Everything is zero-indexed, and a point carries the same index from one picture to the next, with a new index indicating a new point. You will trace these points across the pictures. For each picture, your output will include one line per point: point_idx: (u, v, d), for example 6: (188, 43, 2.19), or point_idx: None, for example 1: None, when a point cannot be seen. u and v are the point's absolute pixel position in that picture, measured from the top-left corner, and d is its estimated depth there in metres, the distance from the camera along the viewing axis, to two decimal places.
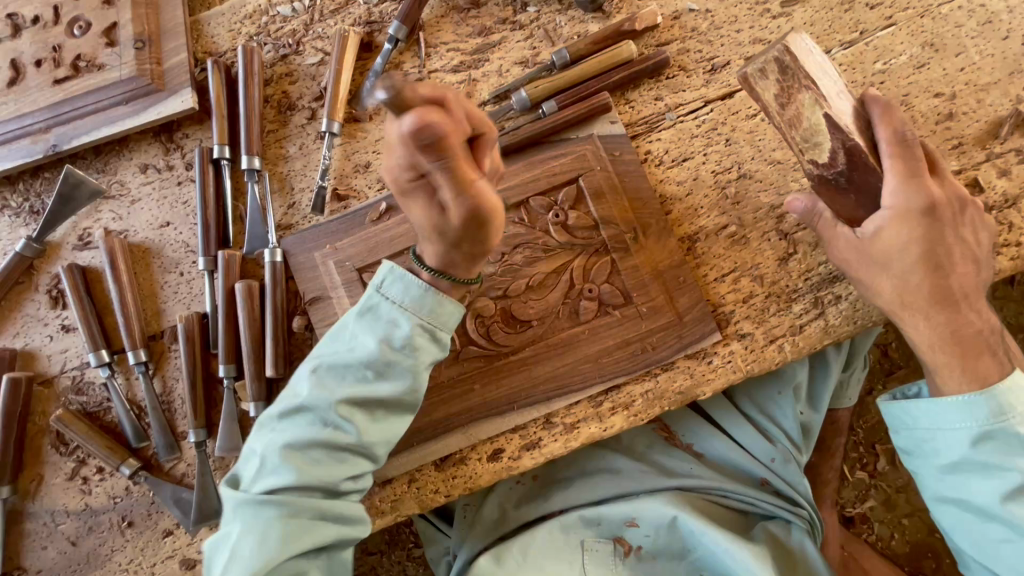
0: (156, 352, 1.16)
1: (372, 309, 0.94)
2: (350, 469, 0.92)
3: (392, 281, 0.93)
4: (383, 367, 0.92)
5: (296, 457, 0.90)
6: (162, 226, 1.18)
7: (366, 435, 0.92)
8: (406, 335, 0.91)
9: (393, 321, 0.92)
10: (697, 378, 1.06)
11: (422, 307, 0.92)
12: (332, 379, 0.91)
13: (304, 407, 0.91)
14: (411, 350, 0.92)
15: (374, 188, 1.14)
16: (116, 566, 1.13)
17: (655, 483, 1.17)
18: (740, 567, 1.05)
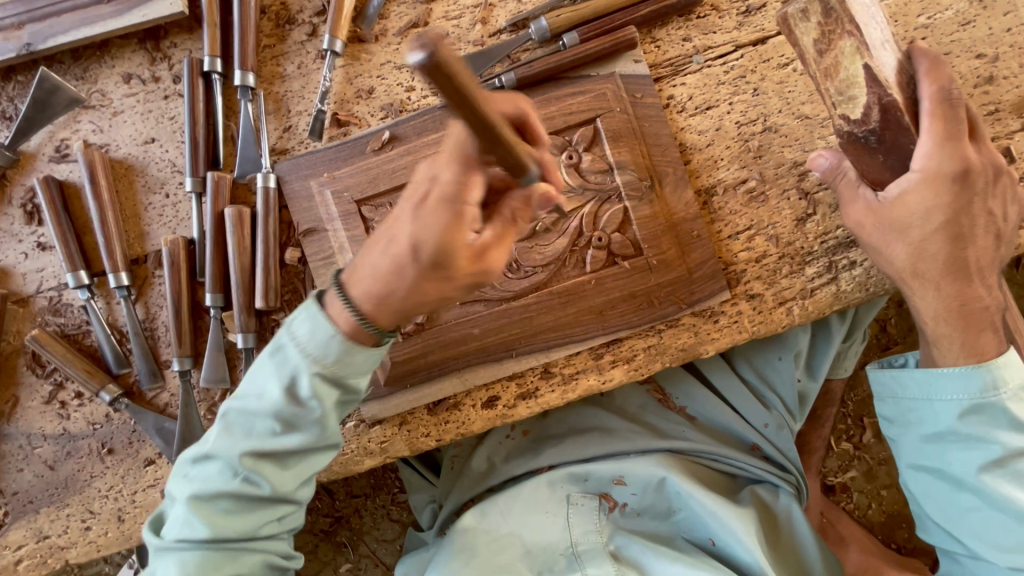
0: (139, 276, 1.10)
1: (281, 351, 0.83)
2: (267, 518, 0.85)
3: (298, 320, 0.82)
4: (291, 417, 0.83)
5: (204, 510, 0.83)
6: (146, 142, 1.10)
7: (278, 485, 0.84)
8: (313, 383, 0.82)
9: (297, 367, 0.82)
10: (701, 337, 1.04)
11: (327, 353, 0.81)
12: (239, 428, 0.83)
13: (214, 457, 0.83)
14: (320, 399, 0.82)
15: (377, 115, 1.07)
16: (95, 492, 1.11)
17: (646, 443, 1.14)
18: (725, 530, 1.05)
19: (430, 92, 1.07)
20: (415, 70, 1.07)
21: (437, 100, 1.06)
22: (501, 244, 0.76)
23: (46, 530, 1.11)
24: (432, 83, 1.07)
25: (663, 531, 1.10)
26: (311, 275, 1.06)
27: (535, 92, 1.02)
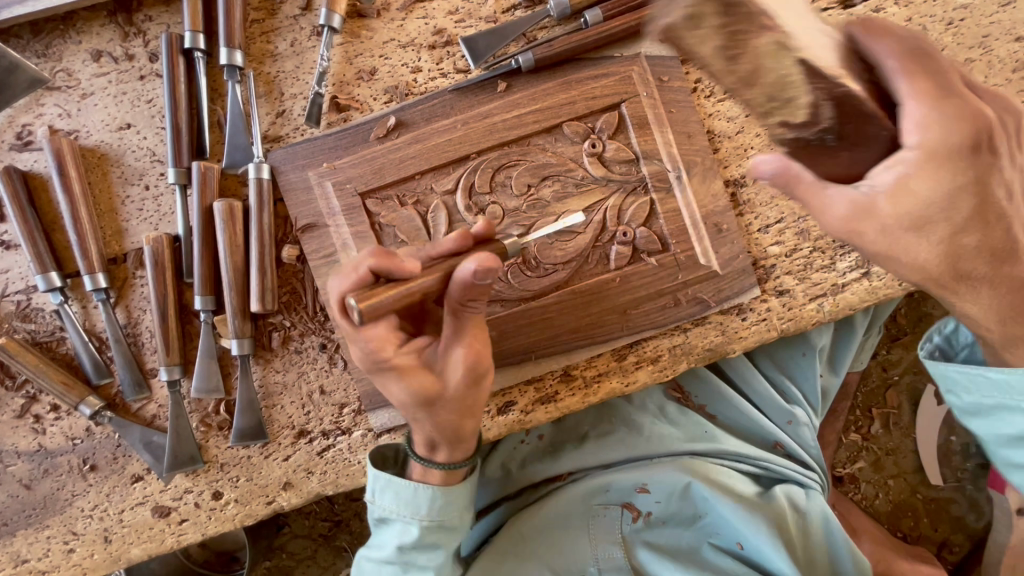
0: (118, 278, 1.00)
1: (382, 514, 0.92)
2: None
3: (374, 484, 0.91)
4: (407, 565, 0.91)
5: None
6: (121, 128, 0.99)
7: None
8: (415, 538, 0.89)
9: (403, 526, 0.90)
10: (729, 336, 0.99)
11: (421, 506, 0.88)
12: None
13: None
14: (427, 547, 0.90)
15: (380, 99, 0.98)
16: (78, 512, 1.02)
17: (668, 446, 1.10)
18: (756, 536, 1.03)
19: (439, 73, 0.98)
20: (422, 50, 0.98)
21: (446, 82, 0.98)
22: (462, 342, 0.76)
23: (24, 554, 1.02)
24: (441, 64, 0.98)
25: (688, 539, 1.07)
26: (311, 274, 0.98)
27: (554, 74, 0.95)
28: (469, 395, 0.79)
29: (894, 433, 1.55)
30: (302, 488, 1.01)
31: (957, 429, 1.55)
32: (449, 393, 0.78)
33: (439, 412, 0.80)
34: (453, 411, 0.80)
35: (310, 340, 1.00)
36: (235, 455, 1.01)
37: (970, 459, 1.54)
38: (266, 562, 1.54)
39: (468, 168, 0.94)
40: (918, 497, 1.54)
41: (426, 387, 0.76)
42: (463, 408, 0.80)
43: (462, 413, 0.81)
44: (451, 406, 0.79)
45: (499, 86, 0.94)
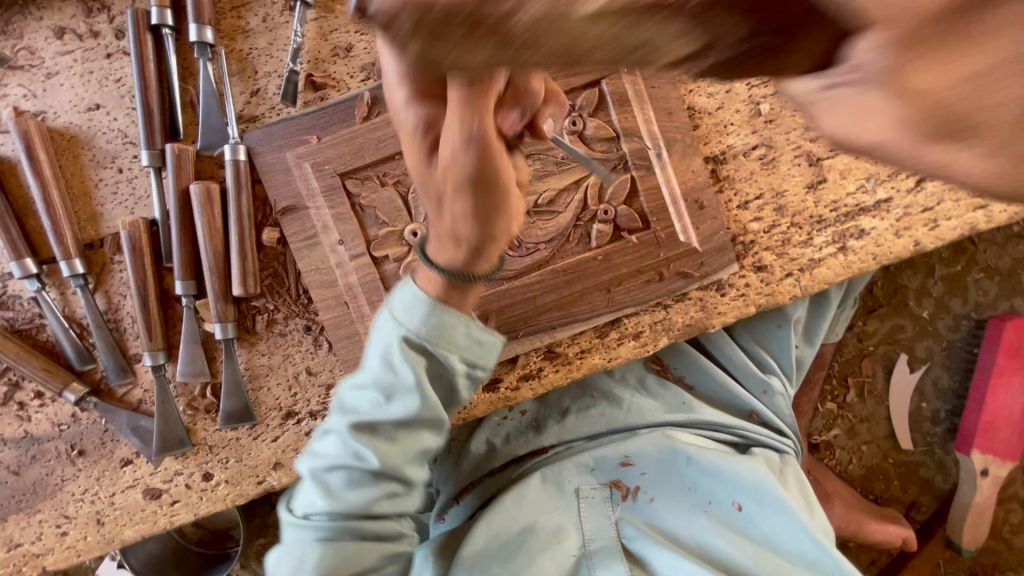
0: (96, 264, 0.98)
1: (376, 327, 0.81)
2: (382, 492, 0.81)
3: (394, 297, 0.79)
4: (389, 388, 0.78)
5: (328, 484, 0.81)
6: (90, 108, 0.96)
7: (388, 458, 0.80)
8: (398, 348, 0.77)
9: (390, 344, 0.78)
10: (709, 311, 1.01)
11: (416, 313, 0.76)
12: (347, 401, 0.82)
13: (306, 466, 0.84)
14: (409, 359, 0.77)
15: (357, 77, 0.96)
16: (69, 496, 1.03)
17: (646, 418, 1.14)
18: (742, 488, 1.07)
19: None
20: None
21: None
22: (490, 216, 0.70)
23: (17, 538, 1.03)
24: None
25: (686, 512, 1.09)
26: (293, 257, 0.98)
27: None
28: (479, 203, 0.66)
29: (869, 401, 1.60)
30: (292, 467, 1.02)
31: (929, 396, 1.61)
32: (463, 224, 0.68)
33: (426, 161, 0.65)
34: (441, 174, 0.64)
35: (295, 322, 1.00)
36: (223, 437, 1.02)
37: (939, 423, 1.61)
38: (261, 539, 1.57)
39: None
40: (889, 461, 1.61)
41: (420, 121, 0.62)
42: (447, 188, 0.64)
43: (455, 188, 0.64)
44: (458, 203, 0.66)
45: None
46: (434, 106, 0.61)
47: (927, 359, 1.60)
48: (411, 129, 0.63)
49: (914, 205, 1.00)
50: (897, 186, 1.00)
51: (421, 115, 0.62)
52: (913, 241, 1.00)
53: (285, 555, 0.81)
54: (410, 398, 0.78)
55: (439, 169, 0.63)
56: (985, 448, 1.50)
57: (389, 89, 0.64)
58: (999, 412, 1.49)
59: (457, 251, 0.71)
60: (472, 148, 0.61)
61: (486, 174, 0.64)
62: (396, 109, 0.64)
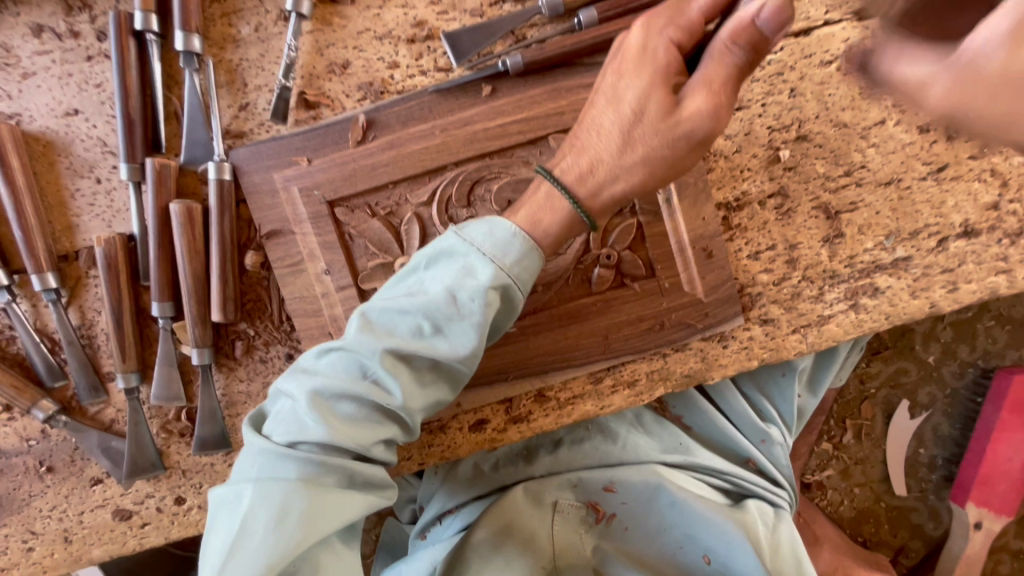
0: (70, 277, 0.94)
1: (444, 251, 0.76)
2: (384, 433, 0.77)
3: (472, 223, 0.76)
4: (442, 320, 0.74)
5: (327, 409, 0.74)
6: (68, 113, 0.90)
7: (411, 400, 0.76)
8: (478, 288, 0.73)
9: (468, 266, 0.74)
10: (709, 362, 0.97)
11: (507, 254, 0.74)
12: (383, 324, 0.75)
13: (305, 386, 0.75)
14: (479, 305, 0.73)
15: (353, 96, 0.90)
16: (36, 511, 1.00)
17: (639, 454, 1.09)
18: (722, 543, 1.01)
19: (417, 70, 0.90)
20: (400, 43, 0.90)
21: (426, 82, 0.90)
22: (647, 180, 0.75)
23: None
24: (420, 60, 0.90)
25: (655, 550, 1.05)
26: (276, 282, 0.93)
27: (543, 80, 0.87)
28: (679, 160, 0.73)
29: (865, 442, 1.57)
30: None
31: (927, 441, 1.57)
32: (647, 166, 0.73)
33: (627, 113, 0.71)
34: (638, 130, 0.71)
35: (276, 349, 0.96)
36: (198, 462, 0.99)
37: (936, 470, 1.57)
38: None
39: (446, 179, 0.88)
40: (881, 504, 1.58)
41: (639, 86, 0.70)
42: (642, 144, 0.71)
43: (646, 142, 0.71)
44: (648, 151, 0.72)
45: (483, 90, 0.87)
46: (717, 77, 0.67)
47: (929, 404, 1.55)
48: (626, 97, 0.71)
49: (934, 265, 0.95)
50: (918, 245, 0.95)
51: (675, 59, 0.69)
52: (929, 303, 0.96)
53: (264, 497, 0.72)
54: (465, 338, 0.74)
55: (674, 116, 0.69)
56: (978, 501, 1.46)
57: (637, 53, 0.70)
58: (999, 465, 1.43)
59: (615, 182, 0.74)
60: (714, 115, 0.69)
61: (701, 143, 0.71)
62: (617, 75, 0.72)
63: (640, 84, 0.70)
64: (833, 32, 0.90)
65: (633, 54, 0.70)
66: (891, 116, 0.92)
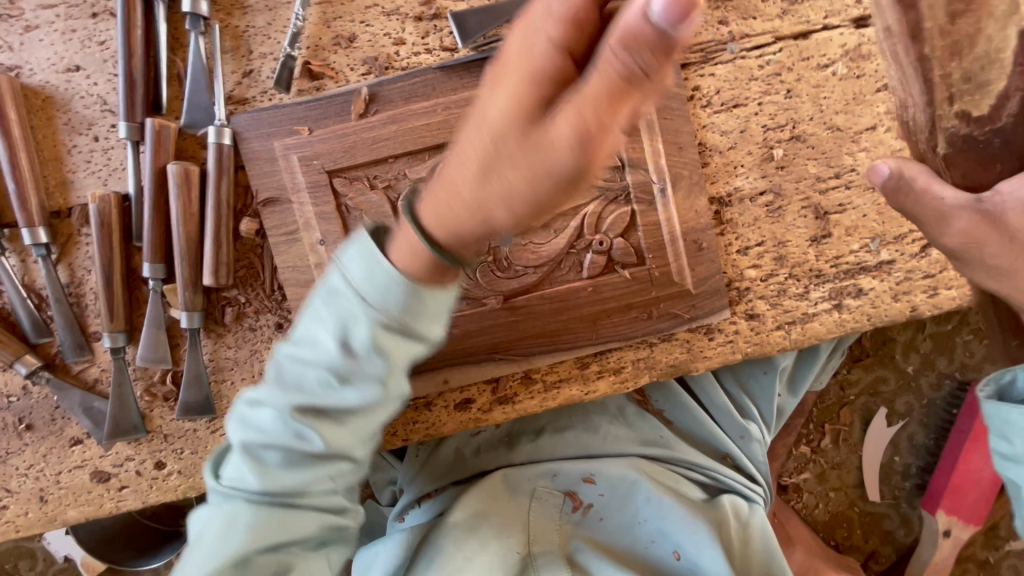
0: (61, 233, 0.93)
1: (334, 292, 0.67)
2: (324, 474, 0.72)
3: (349, 253, 0.65)
4: (347, 370, 0.67)
5: (253, 459, 0.71)
6: (68, 69, 0.90)
7: (335, 441, 0.71)
8: (367, 333, 0.65)
9: (353, 308, 0.65)
10: (694, 354, 0.98)
11: (388, 296, 0.63)
12: (291, 375, 0.70)
13: (237, 434, 0.73)
14: (378, 351, 0.65)
15: (357, 70, 0.91)
16: (12, 469, 0.99)
17: (620, 447, 1.10)
18: (694, 540, 0.99)
19: (423, 48, 0.91)
20: (407, 20, 0.91)
21: (430, 60, 0.91)
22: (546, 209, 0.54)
23: None
24: (426, 38, 0.91)
25: (628, 543, 1.03)
26: (270, 251, 0.93)
27: None
28: (546, 196, 0.53)
29: (842, 448, 1.60)
30: None
31: (902, 450, 1.60)
32: (511, 193, 0.53)
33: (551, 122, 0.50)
34: (514, 128, 0.52)
35: (266, 318, 0.96)
36: (180, 428, 0.98)
37: (909, 478, 1.61)
38: None
39: (446, 157, 0.89)
40: (855, 510, 1.61)
41: (569, 89, 0.51)
42: (536, 153, 0.51)
43: (521, 150, 0.52)
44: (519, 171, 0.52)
45: (486, 72, 0.88)
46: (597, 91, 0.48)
47: (906, 414, 1.59)
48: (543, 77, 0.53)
49: (916, 270, 0.97)
50: (901, 249, 0.97)
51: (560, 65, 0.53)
52: (910, 307, 0.98)
53: (219, 509, 0.72)
54: (369, 381, 0.68)
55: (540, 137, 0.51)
56: (949, 509, 1.49)
57: (586, 47, 0.55)
58: (971, 475, 1.47)
59: (493, 208, 0.54)
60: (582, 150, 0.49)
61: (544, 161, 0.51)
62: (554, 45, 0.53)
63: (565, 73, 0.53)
64: (831, 36, 0.92)
65: (574, 42, 0.54)
66: (883, 122, 0.94)
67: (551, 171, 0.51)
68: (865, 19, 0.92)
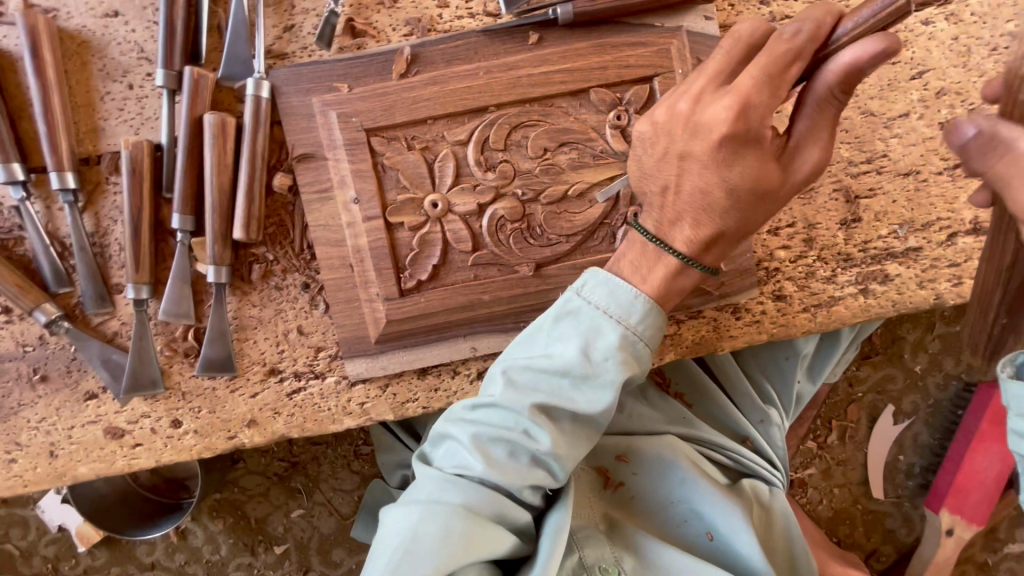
0: (89, 181, 0.92)
1: (570, 314, 0.78)
2: (533, 479, 0.78)
3: (593, 285, 0.78)
4: (583, 376, 0.75)
5: (484, 451, 0.77)
6: (107, 14, 0.89)
7: (559, 445, 0.77)
8: (611, 344, 0.75)
9: (598, 326, 0.77)
10: (720, 332, 0.99)
11: (633, 314, 0.77)
12: (527, 379, 0.77)
13: (466, 430, 0.79)
14: (616, 362, 0.75)
15: (399, 31, 0.91)
16: (23, 421, 0.97)
17: (648, 426, 1.10)
18: (726, 519, 1.00)
19: (466, 13, 0.91)
20: None
21: (473, 24, 0.91)
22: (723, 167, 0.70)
23: None
24: (470, 3, 0.91)
25: (659, 522, 1.02)
26: (302, 208, 0.93)
27: (589, 34, 0.89)
28: (732, 168, 0.70)
29: (849, 445, 1.61)
30: (266, 428, 0.98)
31: (907, 449, 1.61)
32: (724, 213, 0.73)
33: (721, 186, 0.71)
34: (717, 146, 0.69)
35: (293, 277, 0.95)
36: (199, 385, 0.97)
37: (912, 477, 1.62)
38: (215, 494, 1.54)
39: (485, 121, 0.89)
40: (858, 507, 1.62)
41: (758, 113, 0.67)
42: (718, 185, 0.71)
43: (724, 172, 0.70)
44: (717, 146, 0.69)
45: (530, 38, 0.89)
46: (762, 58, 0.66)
47: (913, 413, 1.60)
48: (695, 152, 0.70)
49: (942, 258, 0.98)
50: (929, 237, 0.98)
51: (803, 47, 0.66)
52: (935, 294, 0.99)
53: (430, 517, 0.75)
54: (604, 395, 0.76)
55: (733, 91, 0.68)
56: (953, 508, 1.49)
57: (719, 84, 0.70)
58: (975, 475, 1.47)
59: (726, 221, 0.74)
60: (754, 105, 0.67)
61: (766, 199, 0.72)
62: (699, 102, 0.70)
63: (750, 81, 0.66)
64: None
65: (718, 68, 0.70)
66: (915, 109, 0.95)
67: (761, 184, 0.71)
68: None
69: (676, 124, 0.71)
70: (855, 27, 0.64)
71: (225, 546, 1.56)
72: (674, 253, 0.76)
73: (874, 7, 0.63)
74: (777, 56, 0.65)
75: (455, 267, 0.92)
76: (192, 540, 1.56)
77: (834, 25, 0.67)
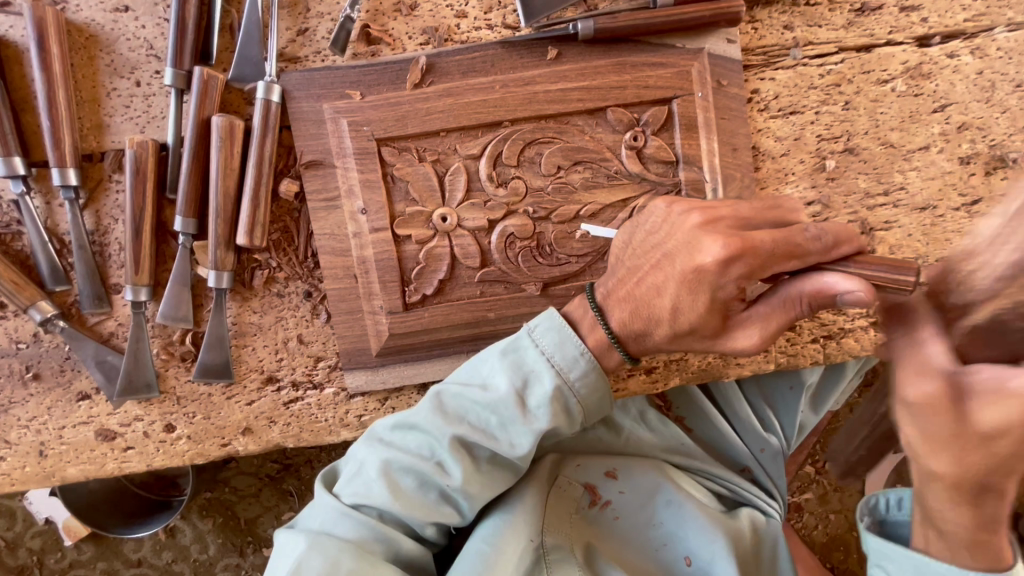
0: (91, 178, 0.90)
1: (515, 352, 0.74)
2: (434, 513, 0.75)
3: (544, 326, 0.74)
4: (507, 419, 0.73)
5: (394, 478, 0.74)
6: (117, 9, 0.87)
7: (470, 485, 0.75)
8: (545, 395, 0.72)
9: (537, 372, 0.73)
10: (727, 360, 0.97)
11: (574, 369, 0.72)
12: (454, 411, 0.75)
13: (379, 453, 0.76)
14: (545, 413, 0.72)
15: (416, 39, 0.89)
16: (14, 420, 0.95)
17: (642, 451, 1.07)
18: (708, 548, 0.97)
19: (485, 23, 0.89)
20: None
21: (491, 36, 0.89)
22: (677, 297, 0.68)
23: None
24: (489, 14, 0.89)
25: (639, 545, 0.99)
26: (308, 216, 0.91)
27: (608, 51, 0.87)
28: (683, 295, 0.67)
29: None
30: (261, 436, 0.96)
31: None
32: (658, 323, 0.71)
33: (670, 299, 0.68)
34: (689, 267, 0.65)
35: (296, 285, 0.93)
36: (195, 391, 0.95)
37: None
38: (206, 493, 1.52)
39: (499, 136, 0.87)
40: (854, 534, 1.60)
41: (749, 249, 0.62)
42: (667, 296, 0.68)
43: (679, 290, 0.67)
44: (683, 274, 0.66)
45: (548, 53, 0.87)
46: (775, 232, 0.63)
47: None
48: (676, 262, 0.67)
49: None
50: None
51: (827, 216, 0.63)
52: None
53: (323, 547, 0.72)
54: (524, 442, 0.73)
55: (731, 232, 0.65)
56: None
57: (732, 227, 0.67)
58: None
59: (655, 328, 0.72)
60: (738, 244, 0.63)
61: (690, 335, 0.71)
62: (706, 228, 0.67)
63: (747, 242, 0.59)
64: (893, 52, 0.92)
65: (743, 213, 0.68)
66: (936, 143, 0.94)
67: (699, 316, 0.68)
68: (929, 37, 0.92)
69: (674, 232, 0.69)
70: (863, 269, 0.61)
71: (213, 546, 1.54)
72: (605, 328, 0.74)
73: (888, 270, 0.60)
74: (790, 241, 0.63)
75: (461, 283, 0.90)
76: (180, 539, 1.54)
77: (850, 255, 0.63)
